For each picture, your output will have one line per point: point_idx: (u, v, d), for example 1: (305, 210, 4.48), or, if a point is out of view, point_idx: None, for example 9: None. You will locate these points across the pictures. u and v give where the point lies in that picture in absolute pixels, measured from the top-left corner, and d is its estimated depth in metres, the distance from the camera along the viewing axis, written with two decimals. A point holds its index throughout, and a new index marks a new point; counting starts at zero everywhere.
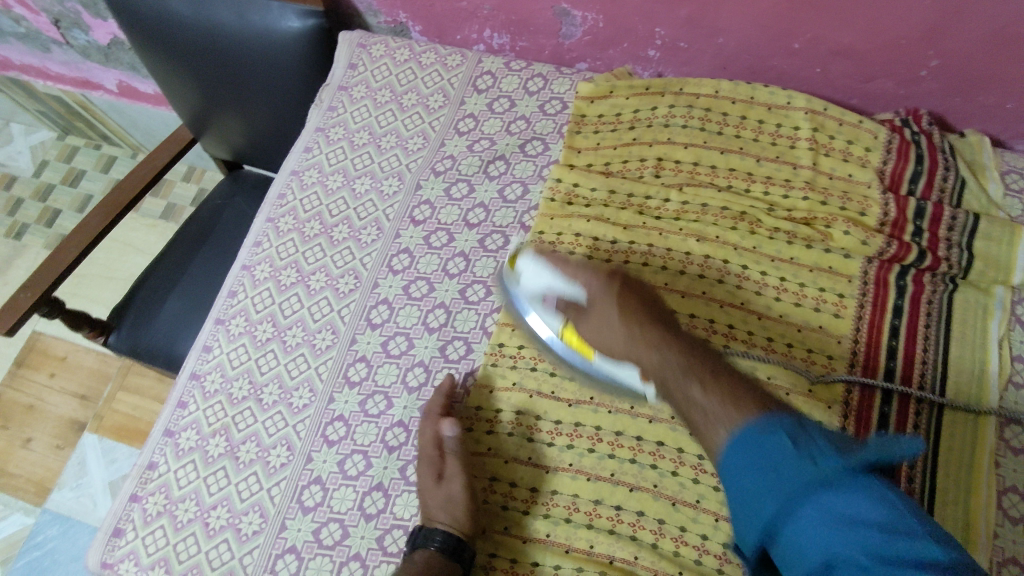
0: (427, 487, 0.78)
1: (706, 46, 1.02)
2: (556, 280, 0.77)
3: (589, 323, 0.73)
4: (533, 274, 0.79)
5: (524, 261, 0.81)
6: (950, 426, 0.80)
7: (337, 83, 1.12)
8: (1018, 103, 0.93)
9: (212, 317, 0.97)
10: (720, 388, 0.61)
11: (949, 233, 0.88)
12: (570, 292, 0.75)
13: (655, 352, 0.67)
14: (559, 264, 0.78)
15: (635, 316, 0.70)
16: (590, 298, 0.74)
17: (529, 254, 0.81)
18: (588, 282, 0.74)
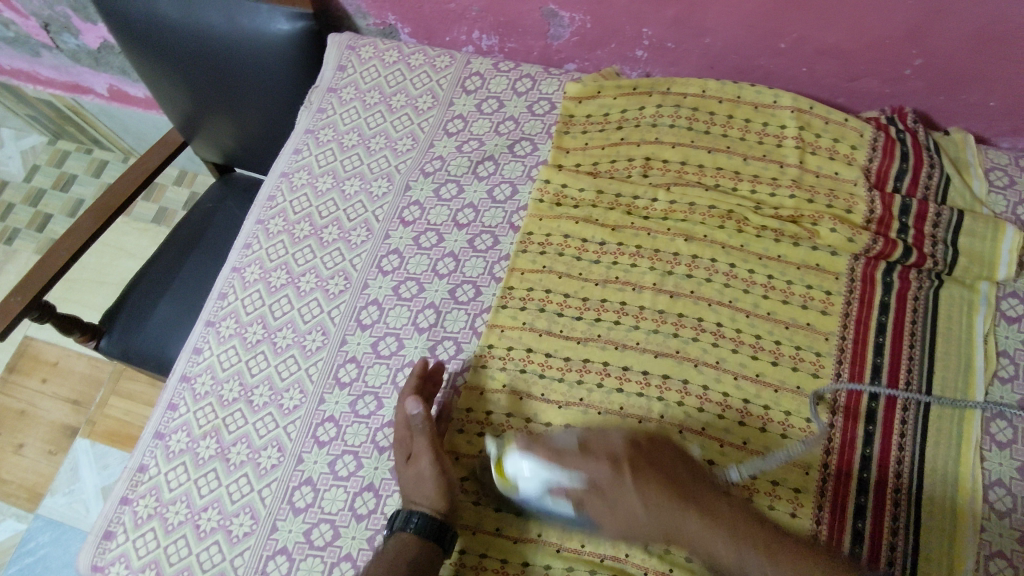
0: (401, 470, 0.79)
1: (694, 47, 1.03)
2: (565, 476, 0.68)
3: (610, 515, 0.67)
4: (534, 474, 0.69)
5: (515, 464, 0.70)
6: (937, 420, 0.80)
7: (326, 85, 1.13)
8: (1001, 100, 0.94)
9: (202, 319, 0.97)
10: (780, 558, 0.64)
11: (934, 230, 0.89)
12: (582, 480, 0.68)
13: (702, 534, 0.66)
14: (556, 451, 0.69)
15: (668, 500, 0.67)
16: (606, 488, 0.67)
17: (521, 458, 0.70)
18: (600, 470, 0.68)
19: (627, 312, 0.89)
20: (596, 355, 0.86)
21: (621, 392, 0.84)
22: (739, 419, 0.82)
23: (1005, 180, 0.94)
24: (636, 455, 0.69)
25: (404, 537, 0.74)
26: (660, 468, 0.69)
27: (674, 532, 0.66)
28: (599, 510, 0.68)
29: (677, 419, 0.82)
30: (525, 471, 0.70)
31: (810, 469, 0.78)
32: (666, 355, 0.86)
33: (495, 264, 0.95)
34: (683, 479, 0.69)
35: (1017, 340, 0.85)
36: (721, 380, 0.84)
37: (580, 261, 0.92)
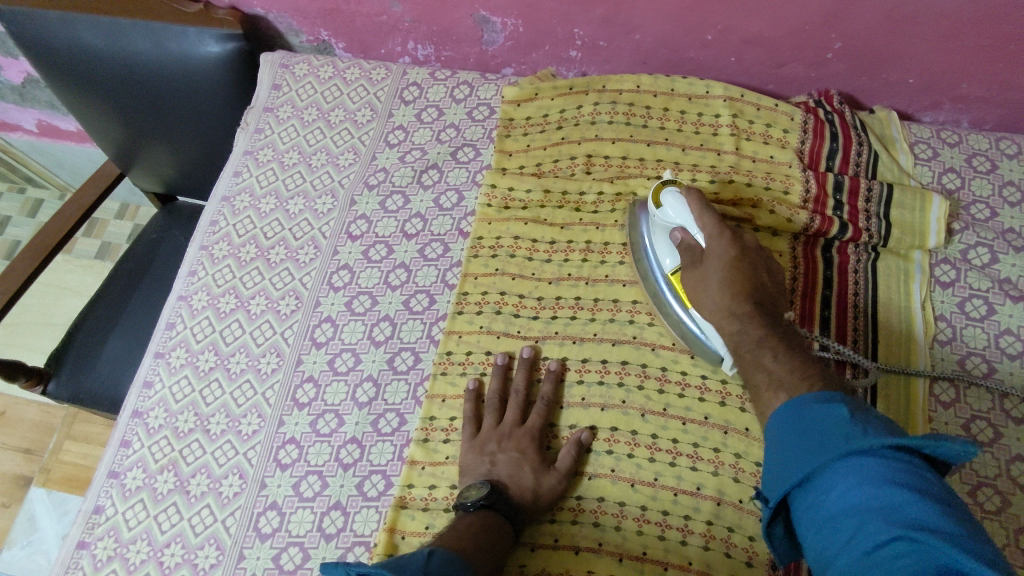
0: (529, 462, 0.79)
1: (625, 44, 1.05)
2: (696, 225, 0.82)
3: (696, 275, 0.82)
4: (676, 208, 0.83)
5: (668, 196, 0.84)
6: (886, 386, 0.83)
7: (262, 105, 1.12)
8: (918, 77, 0.99)
9: (151, 351, 0.95)
10: (789, 360, 0.70)
11: (867, 205, 0.92)
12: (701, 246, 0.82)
13: (745, 328, 0.76)
14: (700, 213, 0.82)
15: (740, 295, 0.78)
16: (709, 261, 0.81)
17: (674, 193, 0.84)
18: (715, 238, 0.81)
19: (583, 306, 0.90)
20: (556, 352, 0.88)
21: (582, 383, 0.86)
22: (699, 396, 0.83)
23: (929, 152, 0.98)
24: (742, 255, 0.81)
25: (502, 521, 0.74)
26: (752, 280, 0.79)
27: (726, 319, 0.78)
28: (690, 274, 0.82)
29: (638, 403, 0.84)
30: (671, 203, 0.83)
31: None
32: (623, 343, 0.87)
33: (447, 271, 0.95)
34: (764, 302, 0.78)
35: (952, 303, 0.88)
36: (678, 362, 0.85)
37: (532, 261, 0.93)
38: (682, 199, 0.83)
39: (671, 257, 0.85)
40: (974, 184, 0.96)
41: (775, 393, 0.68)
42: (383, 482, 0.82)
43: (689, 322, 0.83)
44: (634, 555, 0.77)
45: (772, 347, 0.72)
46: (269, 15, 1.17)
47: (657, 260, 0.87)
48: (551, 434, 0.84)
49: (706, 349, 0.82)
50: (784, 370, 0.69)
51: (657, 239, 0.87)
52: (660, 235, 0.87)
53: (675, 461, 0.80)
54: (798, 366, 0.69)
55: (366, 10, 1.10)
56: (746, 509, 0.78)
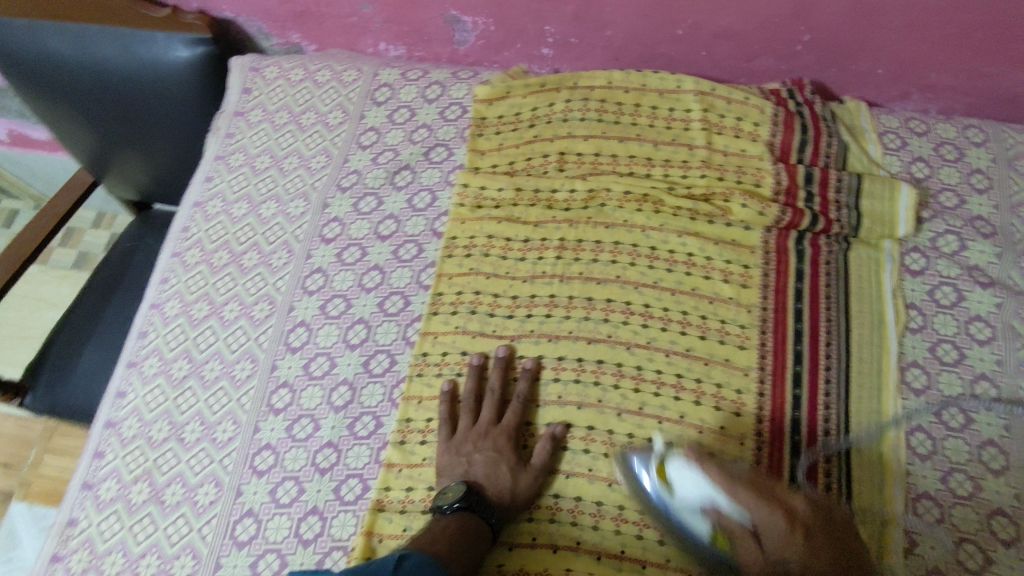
0: (506, 463, 0.79)
1: (595, 40, 1.05)
2: (728, 500, 0.70)
3: (761, 564, 0.68)
4: (698, 482, 0.71)
5: (676, 466, 0.73)
6: (859, 378, 0.84)
7: (233, 109, 1.11)
8: (886, 68, 0.99)
9: (124, 360, 0.94)
10: None
11: (838, 195, 0.92)
12: (746, 522, 0.69)
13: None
14: (727, 485, 0.70)
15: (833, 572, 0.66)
16: (769, 540, 0.68)
17: (684, 465, 0.73)
18: (762, 514, 0.69)
19: (557, 304, 0.90)
20: (531, 351, 0.87)
21: (559, 380, 0.86)
22: (674, 394, 0.84)
23: (898, 142, 0.99)
24: (811, 518, 0.69)
25: (481, 522, 0.74)
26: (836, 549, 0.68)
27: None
28: (748, 553, 0.68)
29: (615, 402, 0.84)
30: (689, 479, 0.72)
31: (745, 438, 0.81)
32: (599, 341, 0.87)
33: (422, 272, 0.95)
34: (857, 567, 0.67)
35: (922, 292, 0.89)
36: (654, 360, 0.86)
37: (506, 260, 0.93)
38: (697, 470, 0.72)
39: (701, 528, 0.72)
40: (942, 172, 0.97)
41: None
42: (360, 486, 0.82)
43: None
44: (613, 554, 0.77)
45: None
46: (239, 19, 1.16)
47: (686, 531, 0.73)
48: (528, 433, 0.84)
49: None
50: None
51: (681, 514, 0.73)
52: (681, 511, 0.73)
53: None
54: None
55: (336, 12, 1.10)
56: None
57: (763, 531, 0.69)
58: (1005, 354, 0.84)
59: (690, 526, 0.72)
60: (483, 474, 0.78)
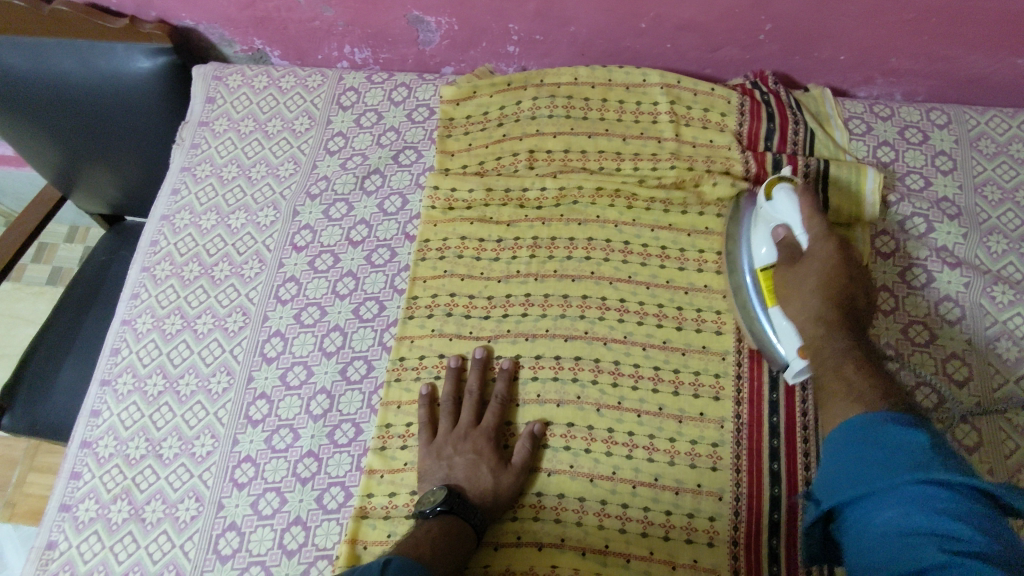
0: (486, 462, 0.79)
1: (560, 36, 1.05)
2: (800, 226, 0.81)
3: (794, 274, 0.79)
4: (785, 203, 0.82)
5: (779, 190, 0.84)
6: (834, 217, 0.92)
7: (196, 119, 1.10)
8: (849, 54, 1.00)
9: (97, 379, 0.93)
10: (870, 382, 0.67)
11: (805, 180, 0.93)
12: (799, 245, 0.80)
13: (829, 329, 0.73)
14: (808, 214, 0.81)
15: (835, 296, 0.75)
16: (806, 258, 0.79)
17: (786, 188, 0.83)
18: (819, 241, 0.79)
19: (533, 302, 0.90)
20: (509, 350, 0.88)
21: (537, 379, 0.86)
22: (652, 387, 0.84)
23: (863, 127, 1.00)
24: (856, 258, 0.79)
25: (463, 525, 0.74)
26: (849, 281, 0.77)
27: (811, 322, 0.75)
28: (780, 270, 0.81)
29: (593, 398, 0.84)
30: (784, 198, 0.83)
31: (724, 423, 0.82)
32: (575, 337, 0.87)
33: (395, 276, 0.94)
34: (855, 309, 0.76)
35: (893, 275, 0.90)
36: (631, 354, 0.86)
37: (480, 261, 0.93)
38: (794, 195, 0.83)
39: (760, 250, 0.84)
40: (908, 156, 0.98)
41: (848, 397, 0.66)
42: (343, 493, 0.82)
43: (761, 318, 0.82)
44: (597, 549, 0.77)
45: (850, 357, 0.70)
46: (199, 27, 1.14)
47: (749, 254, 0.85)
48: (506, 433, 0.84)
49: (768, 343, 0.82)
50: (863, 382, 0.67)
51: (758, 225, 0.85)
52: (758, 228, 0.85)
53: (631, 453, 0.81)
54: (869, 374, 0.68)
55: (298, 16, 1.09)
56: (705, 493, 0.79)
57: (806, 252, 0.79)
58: (974, 333, 0.86)
59: (755, 251, 0.84)
60: (464, 477, 0.78)
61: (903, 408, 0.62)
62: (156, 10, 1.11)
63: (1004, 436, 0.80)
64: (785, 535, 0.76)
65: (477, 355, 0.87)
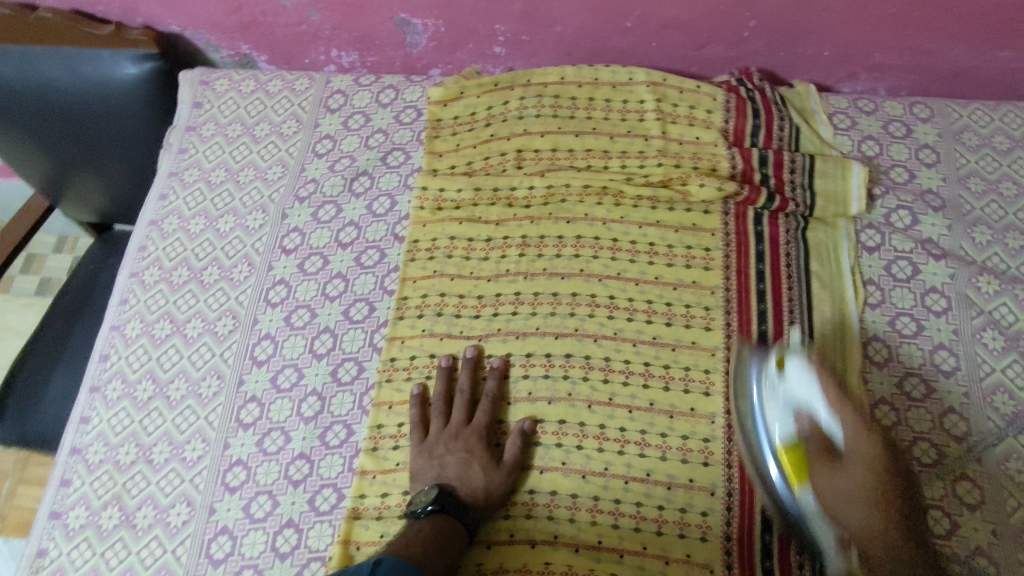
0: (478, 462, 0.79)
1: (546, 36, 1.06)
2: (827, 414, 0.70)
3: (838, 476, 0.69)
4: (805, 385, 0.72)
5: (792, 365, 0.74)
6: (820, 211, 0.93)
7: (183, 124, 1.10)
8: (832, 49, 1.01)
9: (86, 385, 0.92)
10: None
11: (791, 176, 0.94)
12: (831, 439, 0.71)
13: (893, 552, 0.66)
14: (835, 399, 0.71)
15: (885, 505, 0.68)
16: (845, 460, 0.69)
17: (802, 365, 0.73)
18: (856, 431, 0.70)
19: (523, 301, 0.90)
20: (499, 349, 0.88)
21: (528, 377, 0.86)
22: (643, 383, 0.84)
23: (848, 122, 1.01)
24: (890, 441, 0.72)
25: (455, 524, 0.74)
26: (893, 473, 0.70)
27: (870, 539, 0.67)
28: (812, 464, 0.71)
29: (584, 394, 0.84)
30: (805, 380, 0.72)
31: (715, 417, 0.82)
32: (566, 335, 0.88)
33: (385, 277, 0.94)
34: (907, 511, 0.69)
35: (879, 267, 0.91)
36: (621, 350, 0.86)
37: (469, 261, 0.93)
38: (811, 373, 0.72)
39: (780, 429, 0.73)
40: (892, 149, 0.99)
41: None
42: (335, 495, 0.82)
43: (789, 506, 0.73)
44: (591, 545, 0.78)
45: None
46: (186, 32, 1.14)
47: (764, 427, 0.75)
48: (497, 431, 0.84)
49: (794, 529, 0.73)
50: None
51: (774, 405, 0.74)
52: (774, 407, 0.75)
53: (623, 449, 0.81)
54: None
55: (285, 21, 1.09)
56: (697, 487, 0.79)
57: (842, 451, 0.70)
58: (960, 323, 0.86)
59: (771, 426, 0.75)
60: (456, 477, 0.78)
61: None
62: (142, 16, 1.11)
63: (992, 424, 0.81)
64: (778, 528, 0.77)
65: (468, 354, 0.87)
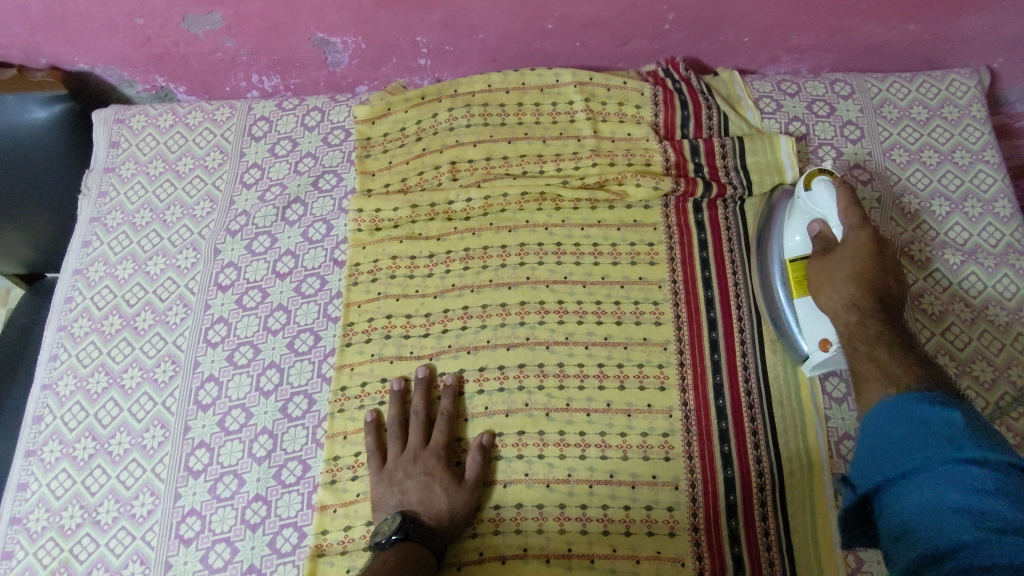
0: (439, 483, 0.78)
1: (469, 45, 1.05)
2: (837, 218, 0.78)
3: (827, 261, 0.76)
4: (826, 196, 0.79)
5: (818, 181, 0.80)
6: (761, 187, 0.93)
7: (102, 167, 1.06)
8: (751, 35, 1.02)
9: (21, 451, 0.88)
10: (902, 360, 0.65)
11: (724, 161, 0.95)
12: (833, 238, 0.78)
13: (858, 321, 0.71)
14: (846, 207, 0.77)
15: (869, 283, 0.73)
16: (839, 250, 0.76)
17: (829, 183, 0.79)
18: (851, 225, 0.76)
19: (471, 314, 0.89)
20: (452, 366, 0.86)
21: (483, 392, 0.85)
22: (598, 384, 0.84)
23: (773, 105, 1.02)
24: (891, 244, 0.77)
25: (419, 548, 0.72)
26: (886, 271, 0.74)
27: (842, 313, 0.73)
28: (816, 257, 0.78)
29: (542, 403, 0.84)
30: (825, 192, 0.79)
31: (672, 411, 0.82)
32: (517, 345, 0.87)
33: (328, 304, 0.92)
34: (888, 298, 0.73)
35: None
36: (574, 354, 0.86)
37: (413, 279, 0.92)
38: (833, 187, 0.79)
39: (798, 243, 0.82)
40: (818, 128, 1.01)
41: (882, 382, 0.63)
42: (296, 534, 0.80)
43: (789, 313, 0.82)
44: (560, 554, 0.77)
45: (887, 347, 0.67)
46: (96, 70, 1.10)
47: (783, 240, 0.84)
48: (457, 448, 0.83)
49: (792, 341, 0.82)
50: (893, 368, 0.64)
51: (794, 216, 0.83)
52: (795, 219, 0.83)
53: (585, 453, 0.81)
54: (901, 362, 0.65)
55: (198, 50, 1.05)
56: (661, 483, 0.79)
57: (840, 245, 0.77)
58: None
59: (789, 238, 0.83)
60: (417, 501, 0.76)
61: (930, 384, 0.61)
62: (46, 57, 1.07)
63: None
64: (743, 515, 0.77)
65: (419, 373, 0.85)
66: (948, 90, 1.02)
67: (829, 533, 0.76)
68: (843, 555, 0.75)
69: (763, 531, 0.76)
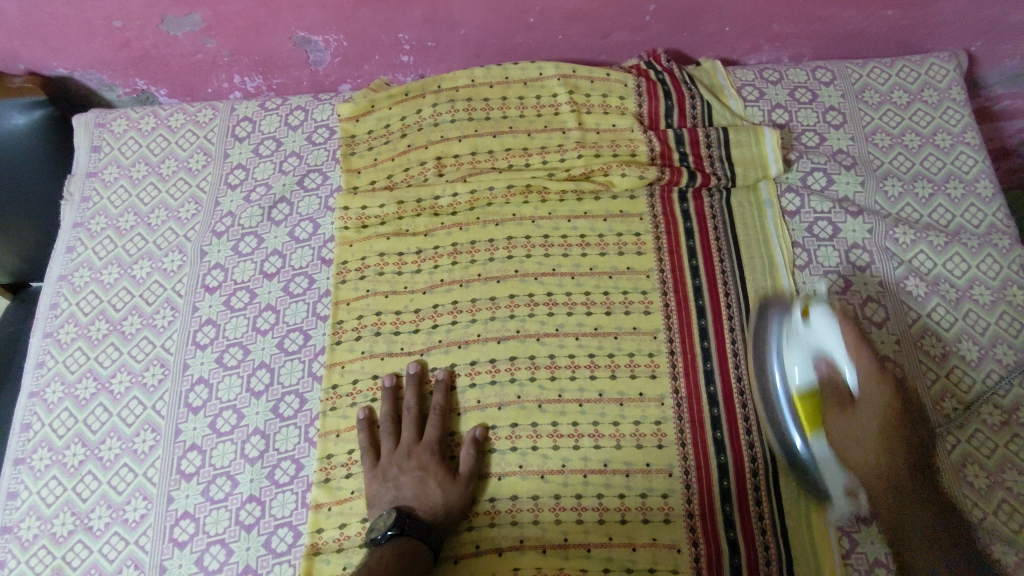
0: (433, 478, 0.77)
1: (451, 40, 1.05)
2: (847, 359, 0.75)
3: (848, 413, 0.74)
4: (832, 335, 0.75)
5: (817, 313, 0.77)
6: (744, 178, 0.94)
7: (84, 171, 1.05)
8: (732, 24, 1.03)
9: (9, 459, 0.87)
10: (954, 543, 0.68)
11: (709, 150, 0.95)
12: (846, 381, 0.75)
13: (895, 490, 0.71)
14: (853, 348, 0.75)
15: (897, 438, 0.73)
16: (858, 401, 0.74)
17: (828, 317, 0.76)
18: (864, 372, 0.75)
19: (461, 309, 0.89)
20: (443, 361, 0.86)
21: (475, 385, 0.85)
22: (590, 374, 0.84)
23: (756, 93, 1.03)
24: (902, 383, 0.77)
25: (416, 543, 0.72)
26: (905, 422, 0.74)
27: (876, 484, 0.72)
28: (832, 404, 0.75)
29: (534, 395, 0.84)
30: (829, 329, 0.76)
31: (664, 399, 0.83)
32: (508, 338, 0.87)
33: (317, 303, 0.92)
34: (912, 450, 0.73)
35: (803, 230, 0.93)
36: (564, 346, 0.86)
37: (402, 275, 0.92)
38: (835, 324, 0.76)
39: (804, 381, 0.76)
40: (801, 115, 1.01)
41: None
42: (291, 533, 0.79)
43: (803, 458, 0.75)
44: (557, 544, 0.77)
45: (937, 539, 0.68)
46: (75, 74, 1.09)
47: (784, 377, 0.77)
48: (450, 443, 0.83)
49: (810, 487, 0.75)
50: (932, 546, 0.68)
51: (795, 354, 0.77)
52: (794, 352, 0.77)
53: (578, 443, 0.81)
54: (947, 544, 0.68)
55: (178, 52, 1.05)
56: (654, 471, 0.80)
57: (857, 391, 0.75)
58: (885, 274, 0.89)
59: (791, 377, 0.76)
60: (412, 497, 0.76)
61: None
62: (23, 62, 1.06)
63: (924, 367, 0.83)
64: (737, 500, 0.78)
65: (410, 369, 0.85)
66: (928, 74, 1.03)
67: (823, 519, 0.76)
68: (836, 535, 0.75)
69: (757, 514, 0.77)
